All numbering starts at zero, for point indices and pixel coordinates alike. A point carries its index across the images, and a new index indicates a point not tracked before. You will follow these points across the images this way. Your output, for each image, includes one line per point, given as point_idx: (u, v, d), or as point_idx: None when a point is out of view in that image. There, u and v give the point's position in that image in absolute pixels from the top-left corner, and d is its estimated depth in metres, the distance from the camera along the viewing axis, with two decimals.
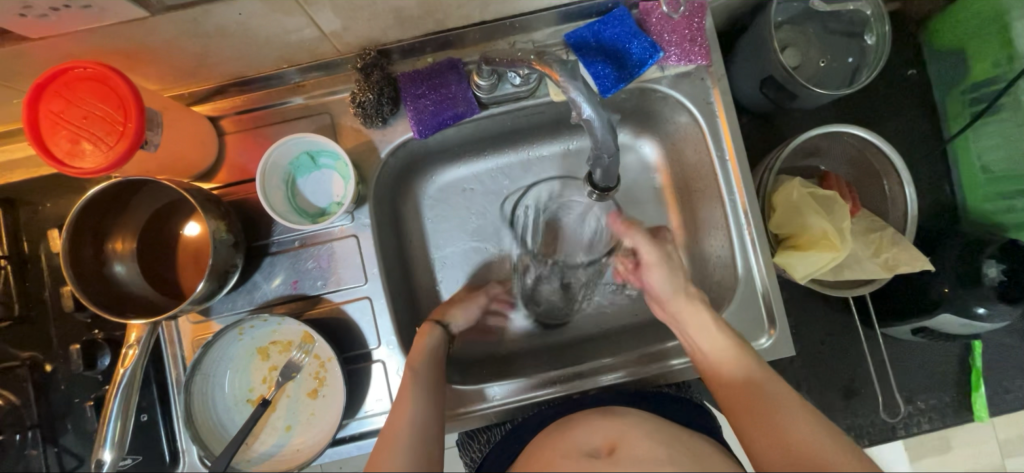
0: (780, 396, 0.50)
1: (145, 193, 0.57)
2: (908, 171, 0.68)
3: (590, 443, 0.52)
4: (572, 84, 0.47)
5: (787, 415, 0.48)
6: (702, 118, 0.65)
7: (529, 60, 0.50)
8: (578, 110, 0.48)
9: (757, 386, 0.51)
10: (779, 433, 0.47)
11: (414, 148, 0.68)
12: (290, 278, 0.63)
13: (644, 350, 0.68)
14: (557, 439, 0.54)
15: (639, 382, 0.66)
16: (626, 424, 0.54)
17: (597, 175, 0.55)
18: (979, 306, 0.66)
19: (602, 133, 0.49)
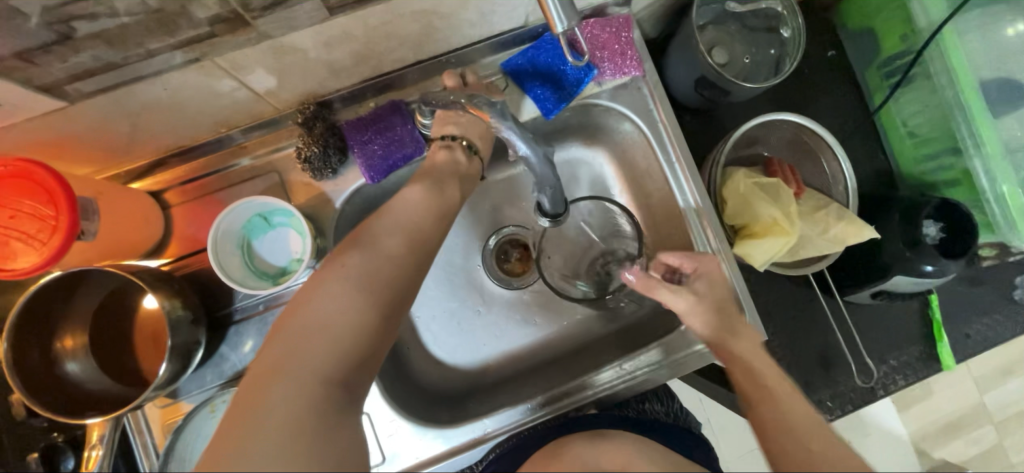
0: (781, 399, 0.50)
1: (90, 282, 0.54)
2: (842, 147, 0.73)
3: (598, 467, 0.55)
4: (504, 124, 0.51)
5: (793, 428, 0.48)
6: (644, 125, 0.68)
7: (462, 103, 0.53)
8: (513, 146, 0.52)
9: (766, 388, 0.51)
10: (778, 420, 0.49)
11: (369, 193, 0.67)
12: (259, 344, 0.61)
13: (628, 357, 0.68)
14: (561, 461, 0.56)
15: (629, 387, 0.67)
16: (631, 451, 0.57)
17: (545, 202, 0.59)
18: (925, 264, 0.69)
19: (540, 165, 0.53)
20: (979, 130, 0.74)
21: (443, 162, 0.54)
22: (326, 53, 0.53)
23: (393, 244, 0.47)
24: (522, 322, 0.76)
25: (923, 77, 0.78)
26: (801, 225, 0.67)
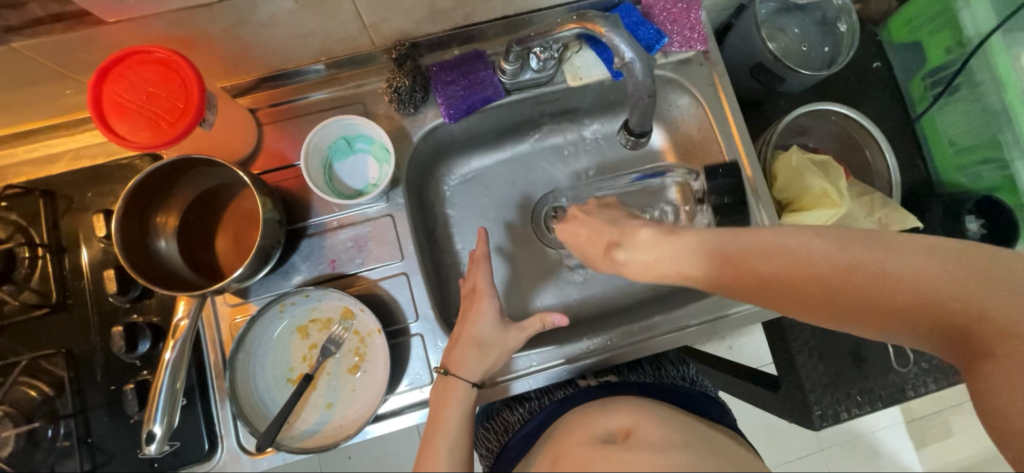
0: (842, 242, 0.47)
1: (192, 175, 0.59)
2: (888, 141, 0.76)
3: (607, 427, 0.58)
4: (615, 30, 0.56)
5: (910, 298, 0.45)
6: (703, 98, 0.73)
7: (571, 20, 0.58)
8: (619, 54, 0.57)
9: (878, 285, 0.45)
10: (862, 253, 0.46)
11: (441, 135, 0.72)
12: (328, 258, 0.65)
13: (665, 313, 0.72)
14: (578, 425, 0.60)
15: (666, 342, 0.71)
16: (639, 413, 0.59)
17: (633, 121, 0.64)
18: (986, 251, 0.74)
19: (642, 73, 0.57)
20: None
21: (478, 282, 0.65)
22: None
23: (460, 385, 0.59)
24: (564, 278, 0.80)
25: (971, 86, 0.82)
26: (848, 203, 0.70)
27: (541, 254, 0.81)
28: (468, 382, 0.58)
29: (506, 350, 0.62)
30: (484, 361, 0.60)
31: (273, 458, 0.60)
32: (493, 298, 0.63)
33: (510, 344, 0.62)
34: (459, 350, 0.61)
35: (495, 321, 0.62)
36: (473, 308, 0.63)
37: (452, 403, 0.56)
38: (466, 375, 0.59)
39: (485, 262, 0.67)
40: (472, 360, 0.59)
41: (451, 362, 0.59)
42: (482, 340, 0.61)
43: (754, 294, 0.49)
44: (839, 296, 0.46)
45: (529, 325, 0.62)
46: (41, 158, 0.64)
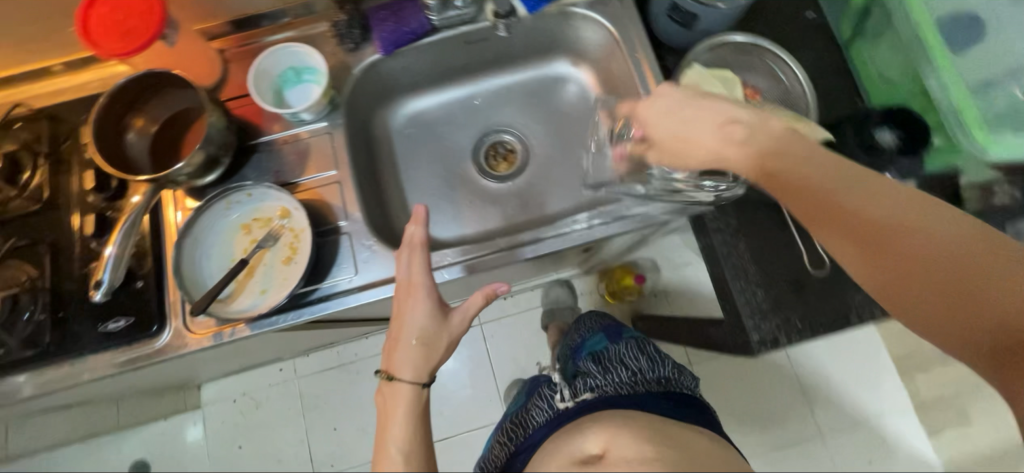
0: (885, 210, 0.46)
1: (163, 96, 0.71)
2: (802, 69, 0.80)
3: (585, 450, 0.57)
4: None
5: (973, 291, 0.44)
6: (615, 30, 0.80)
7: None
8: None
9: (940, 266, 0.45)
10: (912, 230, 0.45)
11: (381, 72, 0.82)
12: (274, 170, 0.74)
13: (581, 213, 0.76)
14: (559, 449, 0.60)
15: (580, 235, 0.75)
16: (611, 429, 0.59)
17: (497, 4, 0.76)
18: (887, 172, 0.73)
19: None
20: (937, 58, 0.78)
21: (403, 262, 0.64)
22: None
23: (406, 389, 0.57)
24: (500, 202, 0.88)
25: (889, 17, 0.85)
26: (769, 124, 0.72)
27: (475, 183, 0.90)
28: (416, 384, 0.58)
29: (448, 339, 0.61)
30: (428, 360, 0.59)
31: (212, 339, 0.67)
32: (428, 288, 0.62)
33: (454, 332, 0.61)
34: (402, 353, 0.60)
35: (431, 312, 0.61)
36: (409, 305, 0.61)
37: (401, 406, 0.56)
38: (411, 377, 0.58)
39: (422, 249, 0.64)
40: (416, 360, 0.58)
41: (392, 366, 0.59)
42: (424, 337, 0.60)
43: (825, 222, 0.48)
44: (905, 262, 0.46)
45: (471, 302, 0.63)
46: (49, 90, 0.77)
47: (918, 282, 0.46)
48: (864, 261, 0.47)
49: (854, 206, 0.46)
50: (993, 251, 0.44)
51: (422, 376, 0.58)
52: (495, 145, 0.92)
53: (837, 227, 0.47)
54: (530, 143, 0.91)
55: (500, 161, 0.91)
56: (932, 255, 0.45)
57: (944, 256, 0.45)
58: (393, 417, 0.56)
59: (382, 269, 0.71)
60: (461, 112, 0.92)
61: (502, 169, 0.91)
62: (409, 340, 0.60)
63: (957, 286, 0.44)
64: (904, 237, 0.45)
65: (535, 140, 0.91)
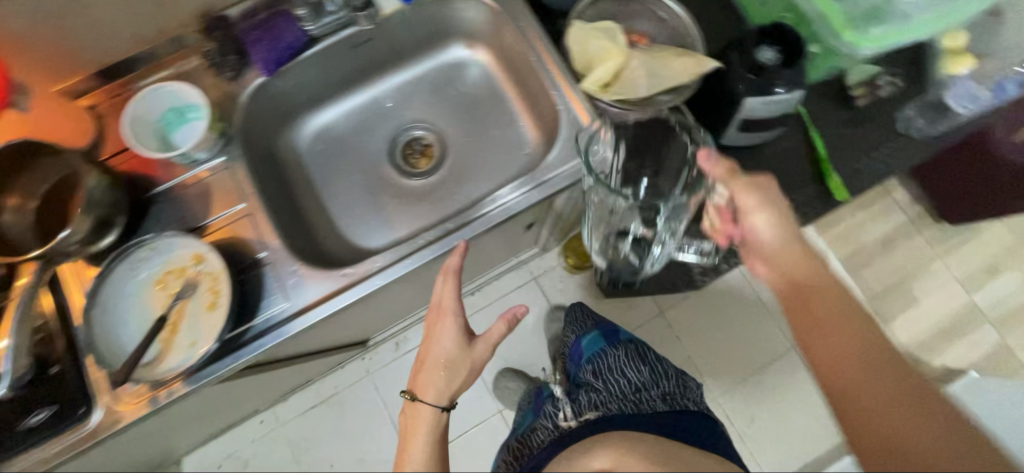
0: (826, 290, 0.59)
1: (32, 166, 0.66)
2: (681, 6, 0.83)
3: None
4: None
5: (896, 422, 0.48)
6: (497, 3, 0.79)
7: None
8: None
9: (864, 384, 0.51)
10: (850, 336, 0.55)
11: (271, 94, 0.79)
12: (177, 218, 0.71)
13: (504, 189, 0.74)
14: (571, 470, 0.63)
15: (506, 209, 0.73)
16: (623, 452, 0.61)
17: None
18: (778, 86, 0.76)
19: None
20: None
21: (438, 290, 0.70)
22: None
23: (428, 411, 0.67)
24: (427, 198, 0.88)
25: None
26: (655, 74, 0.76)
27: (399, 185, 0.89)
28: (435, 407, 0.67)
29: (471, 364, 0.68)
30: (449, 385, 0.68)
31: (147, 407, 0.63)
32: (455, 317, 0.69)
33: (475, 359, 0.68)
34: (426, 374, 0.69)
35: (459, 340, 0.68)
36: (439, 327, 0.69)
37: (423, 430, 0.66)
38: (432, 400, 0.67)
39: (454, 277, 0.69)
40: (438, 384, 0.67)
41: (417, 387, 0.68)
42: (449, 362, 0.68)
43: (798, 295, 0.61)
44: (842, 351, 0.54)
45: (491, 331, 0.69)
46: None
47: (850, 393, 0.52)
48: (808, 335, 0.58)
49: (814, 301, 0.59)
50: (929, 419, 0.48)
51: (443, 400, 0.67)
52: (411, 141, 0.91)
53: (797, 312, 0.59)
54: (444, 134, 0.91)
55: (418, 156, 0.90)
56: (865, 349, 0.53)
57: (899, 408, 0.49)
58: (414, 436, 0.67)
59: (314, 291, 0.69)
60: (368, 117, 0.90)
61: (422, 165, 0.90)
62: (433, 371, 0.68)
63: (882, 428, 0.49)
64: (843, 321, 0.56)
65: (448, 128, 0.91)
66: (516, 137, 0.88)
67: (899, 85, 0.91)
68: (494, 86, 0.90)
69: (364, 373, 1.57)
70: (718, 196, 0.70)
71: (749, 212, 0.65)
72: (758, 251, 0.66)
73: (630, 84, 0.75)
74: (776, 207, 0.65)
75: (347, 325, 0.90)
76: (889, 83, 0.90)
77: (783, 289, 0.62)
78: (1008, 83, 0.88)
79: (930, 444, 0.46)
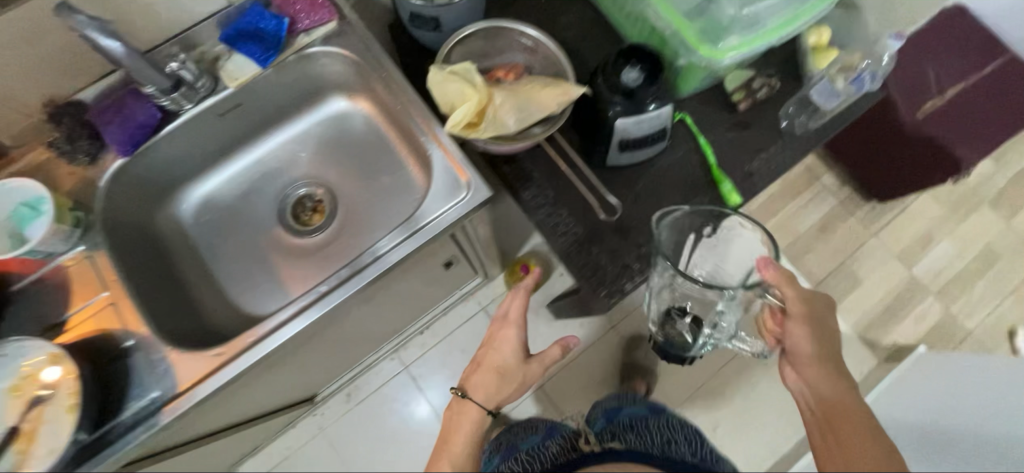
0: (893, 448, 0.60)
1: None
2: (548, 36, 0.83)
3: None
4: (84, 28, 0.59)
5: None
6: (358, 56, 0.78)
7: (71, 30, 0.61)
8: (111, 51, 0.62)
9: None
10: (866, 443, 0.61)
11: (135, 174, 0.77)
12: (37, 316, 0.69)
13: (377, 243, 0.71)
14: None
15: (383, 262, 0.70)
16: None
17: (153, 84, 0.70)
18: (648, 103, 0.78)
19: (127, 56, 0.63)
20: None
21: (511, 305, 0.83)
22: (31, 51, 0.64)
23: (469, 412, 0.75)
24: (319, 256, 0.86)
25: None
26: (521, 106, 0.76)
27: (291, 245, 0.86)
28: (483, 408, 0.75)
29: (521, 377, 0.79)
30: (499, 391, 0.78)
31: None
32: (518, 330, 0.81)
33: (526, 375, 0.80)
34: (478, 376, 0.79)
35: (517, 351, 0.80)
36: (505, 335, 0.82)
37: (468, 422, 0.74)
38: (483, 400, 0.76)
39: (523, 296, 0.83)
40: (489, 386, 0.77)
41: (469, 388, 0.78)
42: (502, 370, 0.79)
43: (823, 378, 0.69)
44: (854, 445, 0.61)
45: (548, 351, 0.80)
46: None
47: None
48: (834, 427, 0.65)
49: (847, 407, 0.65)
50: None
51: (490, 403, 0.76)
52: (299, 199, 0.88)
53: (821, 428, 0.66)
54: (333, 186, 0.89)
55: (306, 214, 0.88)
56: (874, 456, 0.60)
57: None
58: (448, 440, 0.74)
59: (184, 376, 0.66)
60: (253, 180, 0.88)
61: (314, 221, 0.88)
62: (486, 375, 0.79)
63: None
64: (870, 430, 0.62)
65: (335, 180, 0.89)
66: (407, 183, 0.86)
67: (776, 87, 0.93)
68: (376, 133, 0.88)
69: (317, 429, 1.54)
70: (773, 297, 0.75)
71: (795, 321, 0.72)
72: (800, 364, 0.71)
73: (499, 121, 0.75)
74: (817, 330, 0.71)
75: (253, 396, 0.87)
76: (764, 86, 0.92)
77: (808, 398, 0.71)
78: (862, 77, 0.85)
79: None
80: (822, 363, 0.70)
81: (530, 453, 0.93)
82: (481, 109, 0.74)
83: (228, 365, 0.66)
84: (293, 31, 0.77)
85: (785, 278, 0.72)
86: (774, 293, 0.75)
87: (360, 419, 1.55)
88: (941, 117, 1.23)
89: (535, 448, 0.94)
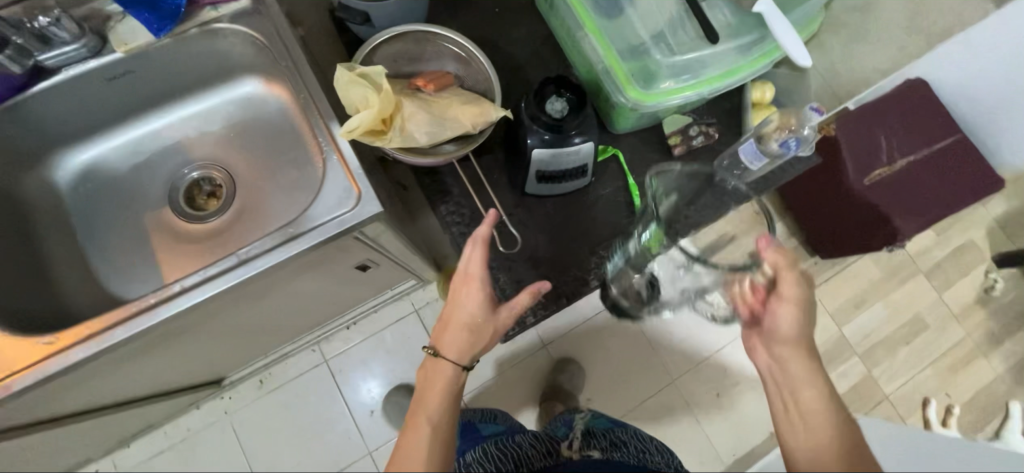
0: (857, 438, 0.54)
1: None
2: (478, 50, 0.80)
3: None
4: None
5: None
6: (268, 41, 0.73)
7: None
8: None
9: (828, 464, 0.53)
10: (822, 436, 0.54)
11: (1, 133, 0.70)
12: None
13: (248, 246, 0.65)
14: None
15: (255, 267, 0.65)
16: None
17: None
18: (574, 136, 0.75)
19: None
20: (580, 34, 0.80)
21: (466, 253, 0.64)
22: None
23: (447, 368, 0.61)
24: (205, 246, 0.79)
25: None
26: (433, 121, 0.72)
27: (178, 230, 0.80)
28: (457, 366, 0.61)
29: (495, 328, 0.64)
30: (473, 347, 0.63)
31: None
32: (485, 279, 0.63)
33: (500, 326, 0.65)
34: (450, 333, 0.64)
35: (484, 308, 0.63)
36: (466, 291, 0.64)
37: (439, 388, 0.60)
38: (455, 359, 0.62)
39: (484, 242, 0.64)
40: (461, 344, 0.62)
41: (440, 346, 0.63)
42: (472, 324, 0.63)
43: (804, 357, 0.58)
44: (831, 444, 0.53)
45: (523, 300, 0.65)
46: None
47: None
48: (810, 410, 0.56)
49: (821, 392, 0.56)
50: None
51: (465, 360, 0.62)
52: (195, 182, 0.82)
53: (785, 403, 0.57)
54: (234, 172, 0.83)
55: (201, 199, 0.82)
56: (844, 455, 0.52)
57: None
58: (419, 409, 0.59)
59: (7, 361, 0.60)
60: (147, 155, 0.82)
61: (209, 207, 0.82)
62: (456, 325, 0.64)
63: None
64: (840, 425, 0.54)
65: (237, 166, 0.83)
66: (310, 179, 0.80)
67: (715, 137, 0.91)
68: (288, 123, 0.82)
69: (221, 413, 1.48)
70: (760, 274, 0.63)
71: (786, 301, 0.59)
72: (774, 342, 0.60)
73: (408, 133, 0.71)
74: (806, 309, 0.59)
75: (117, 383, 0.81)
76: (701, 132, 0.90)
77: (777, 376, 0.59)
78: (790, 142, 0.82)
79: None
80: (801, 341, 0.59)
81: (500, 446, 0.89)
82: (387, 117, 0.69)
83: (58, 357, 0.60)
84: (200, 3, 0.72)
85: (788, 260, 0.60)
86: (765, 270, 0.63)
87: (269, 408, 1.49)
88: (890, 187, 1.14)
89: (501, 439, 0.94)
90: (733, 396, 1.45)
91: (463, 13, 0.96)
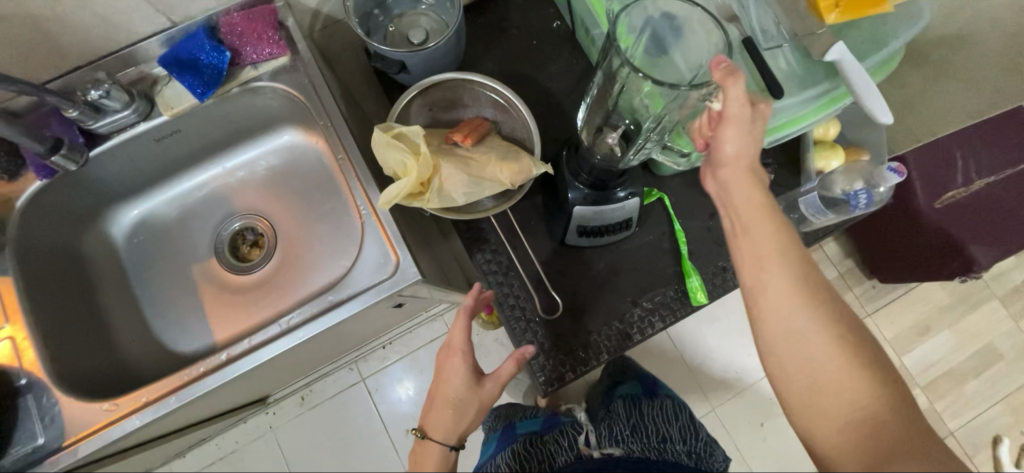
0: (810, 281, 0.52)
1: None
2: (517, 97, 0.76)
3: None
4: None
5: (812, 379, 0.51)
6: (307, 99, 0.73)
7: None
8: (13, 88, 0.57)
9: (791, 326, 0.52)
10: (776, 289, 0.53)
11: (61, 196, 0.73)
12: None
13: (291, 314, 0.66)
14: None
15: (297, 335, 0.65)
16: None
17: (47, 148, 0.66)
18: (619, 190, 0.73)
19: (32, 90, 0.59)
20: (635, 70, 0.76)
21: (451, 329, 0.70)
22: None
23: (441, 426, 0.68)
24: (247, 298, 0.80)
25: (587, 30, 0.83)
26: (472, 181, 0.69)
27: (224, 281, 0.82)
28: (445, 446, 0.68)
29: (478, 405, 0.69)
30: (459, 424, 0.68)
31: None
32: (466, 356, 0.69)
33: (484, 398, 0.69)
34: (435, 412, 0.69)
35: (466, 381, 0.68)
36: (449, 367, 0.70)
37: (432, 460, 0.68)
38: (442, 440, 0.68)
39: (464, 315, 0.69)
40: (447, 424, 0.68)
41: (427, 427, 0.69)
42: (455, 401, 0.68)
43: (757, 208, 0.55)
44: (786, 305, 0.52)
45: (503, 368, 0.69)
46: None
47: (773, 338, 0.54)
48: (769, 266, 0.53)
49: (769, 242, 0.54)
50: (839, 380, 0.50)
51: (453, 439, 0.68)
52: (240, 233, 0.84)
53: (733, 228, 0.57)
54: (276, 222, 0.83)
55: (245, 250, 0.83)
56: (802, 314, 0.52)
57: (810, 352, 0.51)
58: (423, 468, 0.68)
59: (74, 426, 0.64)
60: (192, 206, 0.84)
61: (254, 257, 0.83)
62: (443, 392, 0.70)
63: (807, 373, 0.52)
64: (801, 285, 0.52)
65: (278, 216, 0.83)
66: (344, 230, 0.79)
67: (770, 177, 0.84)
68: (326, 172, 0.82)
69: (267, 427, 1.54)
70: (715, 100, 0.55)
71: (729, 122, 0.53)
72: (719, 165, 0.58)
73: (446, 193, 0.69)
74: (749, 120, 0.54)
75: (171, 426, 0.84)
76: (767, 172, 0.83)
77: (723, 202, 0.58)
78: (860, 196, 0.75)
79: (847, 373, 0.50)
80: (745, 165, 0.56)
81: (530, 445, 1.01)
82: (424, 179, 0.68)
83: (118, 424, 0.63)
84: (239, 63, 0.72)
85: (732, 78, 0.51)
86: (717, 94, 0.55)
87: (310, 424, 1.54)
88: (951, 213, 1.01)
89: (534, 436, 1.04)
90: (778, 422, 1.38)
91: (499, 49, 0.92)
